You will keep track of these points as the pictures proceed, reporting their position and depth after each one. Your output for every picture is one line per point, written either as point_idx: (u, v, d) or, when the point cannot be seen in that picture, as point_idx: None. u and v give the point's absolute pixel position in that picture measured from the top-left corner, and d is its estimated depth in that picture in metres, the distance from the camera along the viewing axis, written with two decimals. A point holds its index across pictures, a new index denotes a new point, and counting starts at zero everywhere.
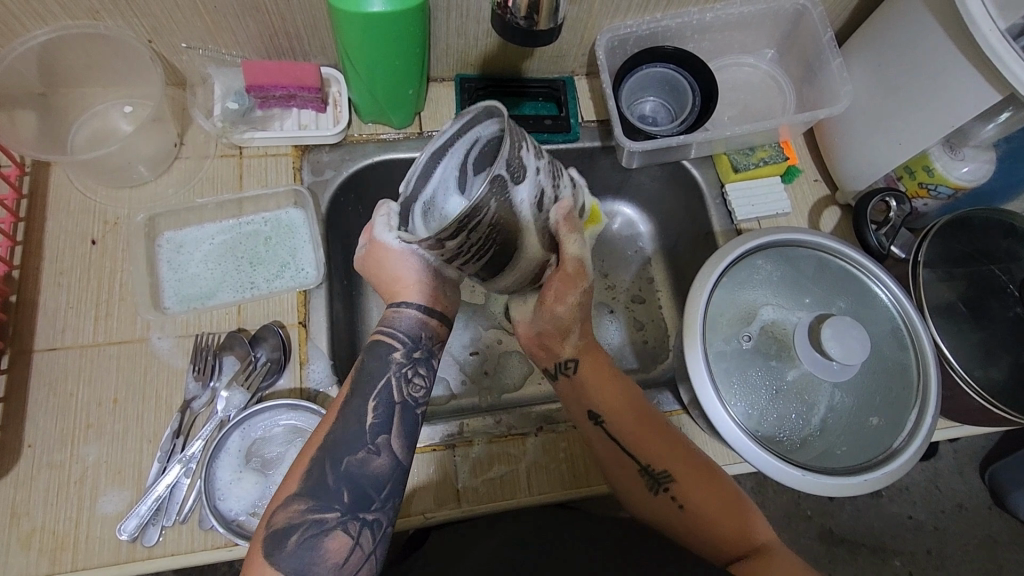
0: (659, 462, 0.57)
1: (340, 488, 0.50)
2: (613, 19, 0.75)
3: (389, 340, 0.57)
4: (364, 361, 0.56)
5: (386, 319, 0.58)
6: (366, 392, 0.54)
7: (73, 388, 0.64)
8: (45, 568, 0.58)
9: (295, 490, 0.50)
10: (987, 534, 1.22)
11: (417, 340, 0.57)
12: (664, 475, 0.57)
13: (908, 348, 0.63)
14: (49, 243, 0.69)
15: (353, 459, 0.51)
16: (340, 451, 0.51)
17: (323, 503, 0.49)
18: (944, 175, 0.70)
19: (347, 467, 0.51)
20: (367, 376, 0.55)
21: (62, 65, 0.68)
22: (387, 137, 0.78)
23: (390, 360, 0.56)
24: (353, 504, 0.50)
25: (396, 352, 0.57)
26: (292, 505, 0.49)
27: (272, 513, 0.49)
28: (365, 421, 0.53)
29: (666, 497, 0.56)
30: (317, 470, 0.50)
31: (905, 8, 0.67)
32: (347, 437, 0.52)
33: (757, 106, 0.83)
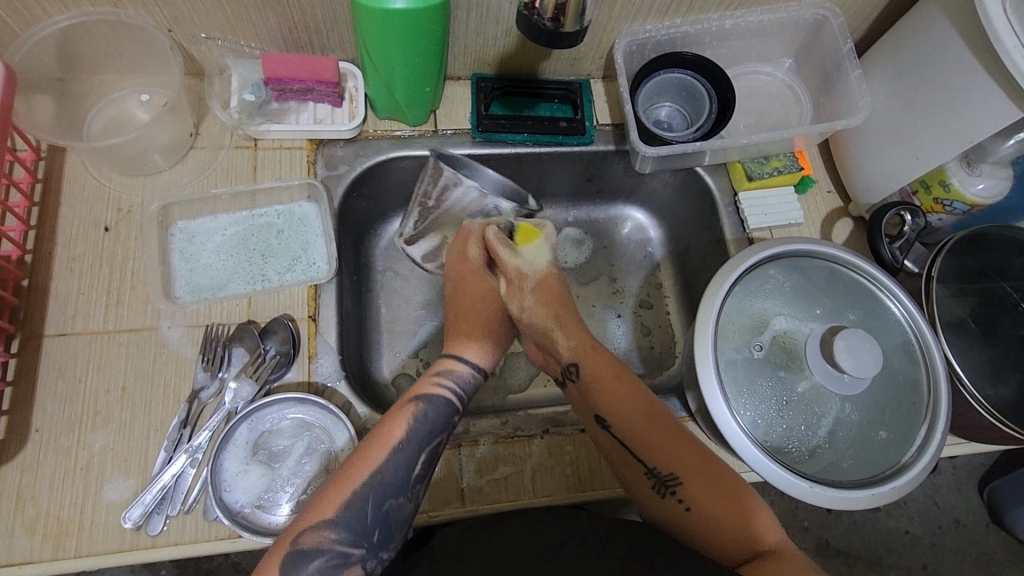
0: (665, 463, 0.58)
1: (372, 527, 0.50)
2: (633, 23, 0.75)
3: (444, 394, 0.58)
4: (421, 410, 0.56)
5: (442, 374, 0.60)
6: (420, 441, 0.54)
7: (82, 374, 0.64)
8: (49, 553, 0.58)
9: (329, 516, 0.48)
10: (983, 551, 1.22)
11: (467, 397, 0.61)
12: (670, 477, 0.57)
13: (918, 362, 0.63)
14: (62, 228, 0.69)
15: (393, 503, 0.51)
16: (385, 490, 0.51)
17: (352, 537, 0.49)
18: (960, 192, 0.70)
19: (386, 508, 0.51)
20: (424, 424, 0.55)
21: (81, 51, 0.68)
22: (402, 133, 0.78)
23: (448, 415, 0.57)
24: (379, 544, 0.50)
25: (453, 408, 0.58)
26: (323, 532, 0.48)
27: (297, 534, 0.48)
28: (414, 467, 0.53)
29: (671, 500, 0.56)
30: (358, 503, 0.49)
31: (928, 22, 0.66)
32: (394, 478, 0.52)
33: (773, 115, 0.82)
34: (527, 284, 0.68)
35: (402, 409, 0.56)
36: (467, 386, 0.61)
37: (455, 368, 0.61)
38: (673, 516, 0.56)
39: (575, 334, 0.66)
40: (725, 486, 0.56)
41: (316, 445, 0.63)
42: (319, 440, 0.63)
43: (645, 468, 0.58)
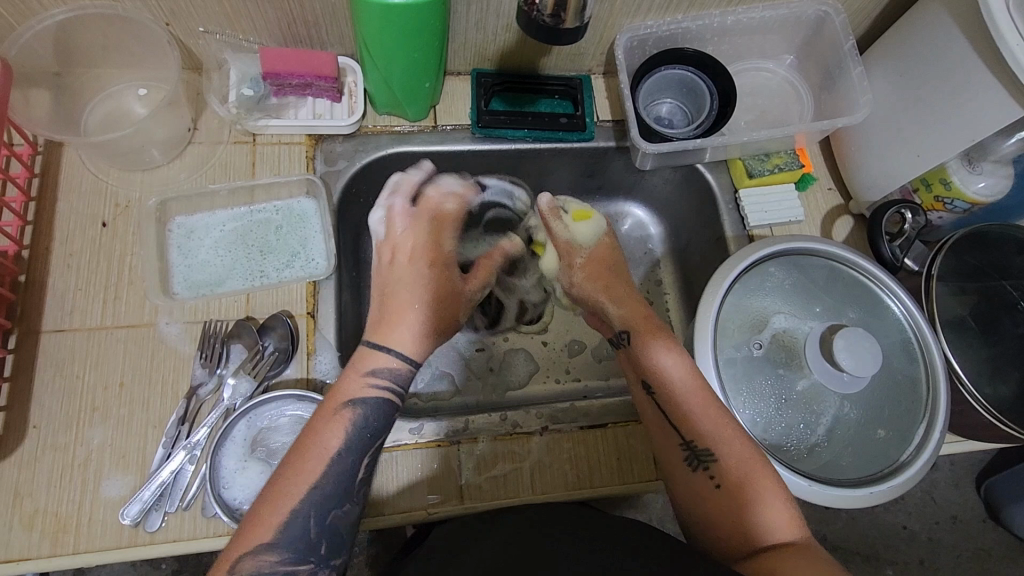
0: (704, 439, 0.57)
1: (319, 540, 0.49)
2: (634, 18, 0.74)
3: (377, 394, 0.55)
4: (359, 415, 0.54)
5: (369, 368, 0.56)
6: (357, 448, 0.53)
7: (79, 370, 0.64)
8: (47, 550, 0.58)
9: (267, 540, 0.47)
10: (980, 546, 1.22)
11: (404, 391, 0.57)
12: (705, 452, 0.56)
13: (917, 361, 0.63)
14: (59, 224, 0.69)
15: (338, 513, 0.50)
16: (327, 502, 0.50)
17: (297, 554, 0.48)
18: (960, 190, 0.69)
19: (331, 519, 0.50)
20: (360, 432, 0.53)
21: (78, 45, 0.68)
22: (401, 129, 0.78)
23: (386, 417, 0.55)
24: (328, 554, 0.49)
25: (391, 407, 0.55)
26: (262, 555, 0.47)
27: (235, 561, 0.46)
28: (357, 475, 0.52)
29: (702, 475, 0.56)
30: (298, 519, 0.48)
31: (930, 19, 0.66)
32: (334, 489, 0.50)
33: (774, 112, 0.82)
34: (577, 257, 0.72)
35: (336, 415, 0.53)
36: (405, 379, 0.57)
37: (384, 360, 0.56)
38: (700, 492, 0.56)
39: (626, 305, 0.68)
40: (753, 474, 0.54)
41: None
42: None
43: (681, 440, 0.58)
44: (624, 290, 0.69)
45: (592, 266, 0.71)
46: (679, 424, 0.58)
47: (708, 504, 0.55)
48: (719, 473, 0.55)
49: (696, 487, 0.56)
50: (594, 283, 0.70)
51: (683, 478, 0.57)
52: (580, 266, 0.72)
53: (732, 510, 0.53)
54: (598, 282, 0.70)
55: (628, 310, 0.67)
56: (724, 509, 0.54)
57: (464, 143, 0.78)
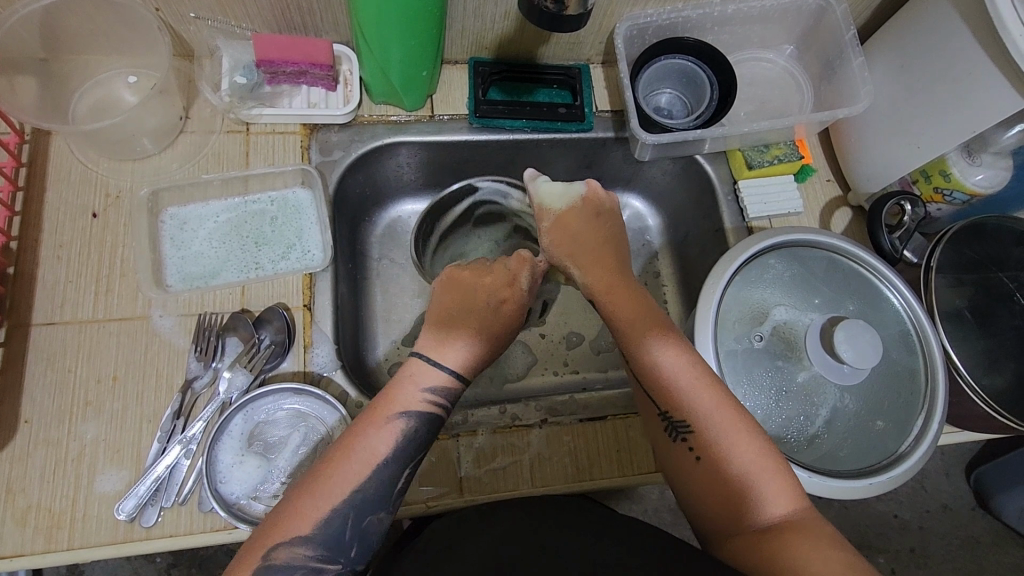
0: (682, 414, 0.55)
1: (351, 542, 0.49)
2: (634, 6, 0.73)
3: (426, 404, 0.54)
4: (409, 427, 0.53)
5: (424, 377, 0.55)
6: (401, 457, 0.52)
7: (71, 364, 0.62)
8: (41, 546, 0.57)
9: (306, 533, 0.47)
10: (969, 534, 1.24)
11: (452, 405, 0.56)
12: (682, 422, 0.55)
13: (916, 352, 0.63)
14: (49, 214, 0.67)
15: (373, 519, 0.50)
16: (365, 507, 0.49)
17: (330, 553, 0.47)
18: (960, 181, 0.69)
19: (366, 523, 0.49)
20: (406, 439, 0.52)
21: (64, 30, 0.66)
22: (397, 118, 0.76)
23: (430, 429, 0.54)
24: (356, 559, 0.49)
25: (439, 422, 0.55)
26: (297, 547, 0.46)
27: (271, 548, 0.46)
28: (396, 485, 0.51)
29: (681, 446, 0.55)
30: (337, 520, 0.48)
31: (933, 9, 0.65)
32: (374, 495, 0.50)
33: (773, 102, 0.82)
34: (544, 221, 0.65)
35: (383, 420, 0.53)
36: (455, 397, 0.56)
37: (439, 378, 0.55)
38: (680, 462, 0.55)
39: (591, 272, 0.63)
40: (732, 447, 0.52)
41: (314, 436, 0.62)
42: (316, 431, 0.62)
43: (659, 411, 0.57)
44: (593, 258, 0.63)
45: (558, 229, 0.64)
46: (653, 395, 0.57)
47: (696, 484, 0.54)
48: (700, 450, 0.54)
49: (677, 458, 0.55)
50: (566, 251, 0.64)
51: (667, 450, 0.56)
52: (550, 230, 0.65)
53: (719, 487, 0.52)
54: (594, 261, 0.63)
55: (595, 281, 0.63)
56: (711, 488, 0.53)
57: (462, 133, 0.77)
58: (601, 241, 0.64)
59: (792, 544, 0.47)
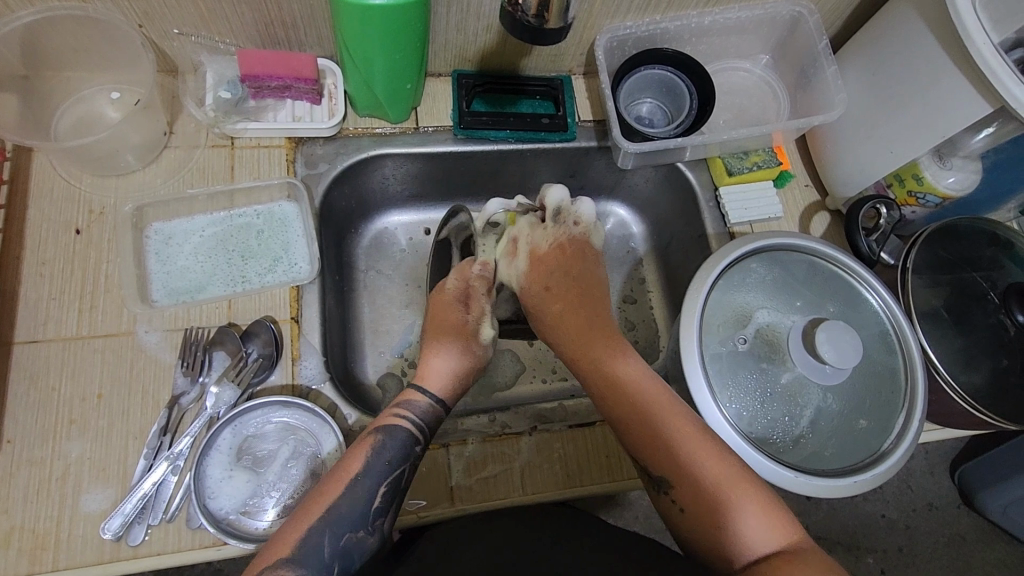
0: (654, 463, 0.58)
1: (331, 562, 0.51)
2: (613, 19, 0.75)
3: (407, 425, 0.58)
4: (378, 441, 0.57)
5: (411, 405, 0.60)
6: (377, 474, 0.55)
7: (55, 382, 0.62)
8: (24, 568, 0.56)
9: (285, 556, 0.49)
10: (955, 531, 1.26)
11: (429, 427, 0.60)
12: (661, 478, 0.58)
13: (895, 351, 0.65)
14: (31, 232, 0.67)
15: (350, 537, 0.52)
16: (341, 525, 0.52)
17: (313, 572, 0.49)
18: (932, 184, 0.71)
19: (344, 543, 0.52)
20: (383, 457, 0.56)
21: (48, 47, 0.66)
22: (382, 130, 0.77)
23: (408, 449, 0.57)
24: None
25: (414, 442, 0.58)
26: (281, 571, 0.48)
27: (258, 573, 0.48)
28: (371, 500, 0.54)
29: (667, 498, 0.58)
30: (315, 539, 0.51)
31: (900, 19, 0.68)
32: (350, 514, 0.53)
33: (751, 111, 0.84)
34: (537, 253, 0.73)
35: (366, 440, 0.57)
36: (432, 415, 0.61)
37: (415, 397, 0.61)
38: (669, 513, 0.58)
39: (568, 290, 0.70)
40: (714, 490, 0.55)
41: (303, 449, 0.62)
42: (306, 443, 0.62)
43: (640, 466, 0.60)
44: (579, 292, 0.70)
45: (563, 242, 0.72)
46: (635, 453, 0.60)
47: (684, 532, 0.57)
48: (677, 496, 0.57)
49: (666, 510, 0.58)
50: (538, 285, 0.71)
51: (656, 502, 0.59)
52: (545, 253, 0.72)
53: (702, 522, 0.55)
54: (565, 312, 0.69)
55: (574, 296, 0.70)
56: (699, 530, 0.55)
57: (446, 145, 0.78)
58: (584, 284, 0.71)
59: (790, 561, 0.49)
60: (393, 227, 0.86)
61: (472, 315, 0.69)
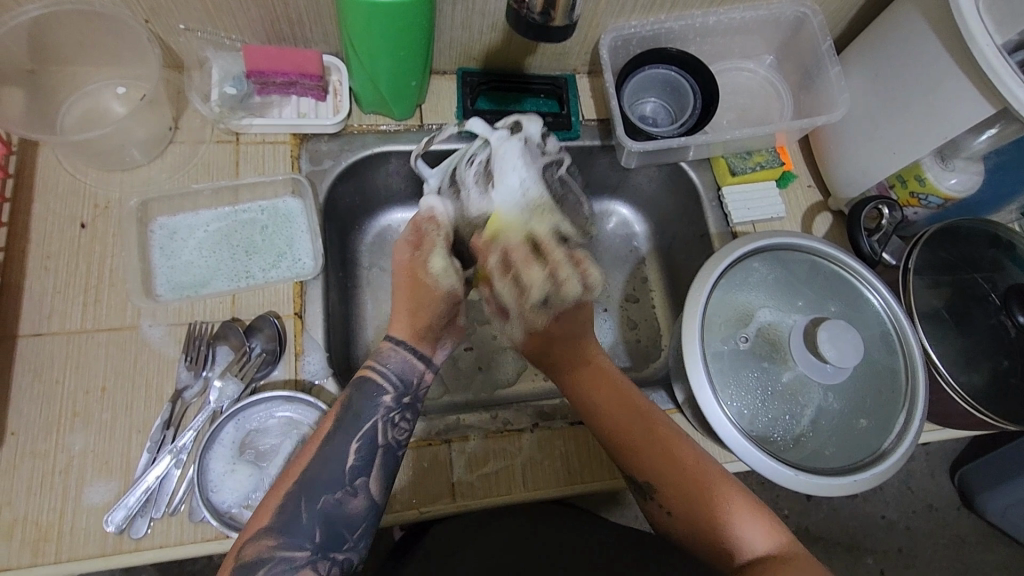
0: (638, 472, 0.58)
1: (313, 526, 0.51)
2: (618, 18, 0.75)
3: (377, 378, 0.58)
4: (348, 398, 0.57)
5: (381, 355, 0.59)
6: (351, 431, 0.55)
7: (59, 375, 0.62)
8: (27, 560, 0.56)
9: (266, 525, 0.50)
10: (955, 533, 1.26)
11: (406, 381, 0.59)
12: (646, 486, 0.58)
13: (896, 351, 0.65)
14: (36, 225, 0.67)
15: (329, 499, 0.52)
16: (316, 489, 0.52)
17: (295, 540, 0.50)
18: (934, 185, 0.71)
19: (322, 505, 0.51)
20: (354, 414, 0.56)
21: (55, 41, 0.66)
22: (387, 128, 0.77)
23: (379, 402, 0.57)
24: (325, 544, 0.51)
25: (385, 394, 0.57)
26: (262, 540, 0.49)
27: (242, 547, 0.49)
28: (347, 461, 0.53)
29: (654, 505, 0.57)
30: (291, 507, 0.51)
31: (904, 20, 0.68)
32: (327, 477, 0.52)
33: (754, 110, 0.84)
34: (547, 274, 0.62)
35: (339, 399, 0.57)
36: (409, 369, 0.59)
37: (386, 348, 0.60)
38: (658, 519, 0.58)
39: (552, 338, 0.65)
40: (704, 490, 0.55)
41: None
42: (308, 438, 0.63)
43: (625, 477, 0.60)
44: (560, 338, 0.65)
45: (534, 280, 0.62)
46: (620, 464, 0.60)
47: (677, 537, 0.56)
48: (665, 502, 0.57)
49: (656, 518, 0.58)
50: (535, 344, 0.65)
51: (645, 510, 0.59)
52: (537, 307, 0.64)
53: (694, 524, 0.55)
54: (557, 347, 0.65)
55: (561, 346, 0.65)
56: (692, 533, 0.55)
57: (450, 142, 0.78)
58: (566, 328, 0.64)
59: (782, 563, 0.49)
60: (397, 223, 0.86)
61: (423, 252, 0.63)
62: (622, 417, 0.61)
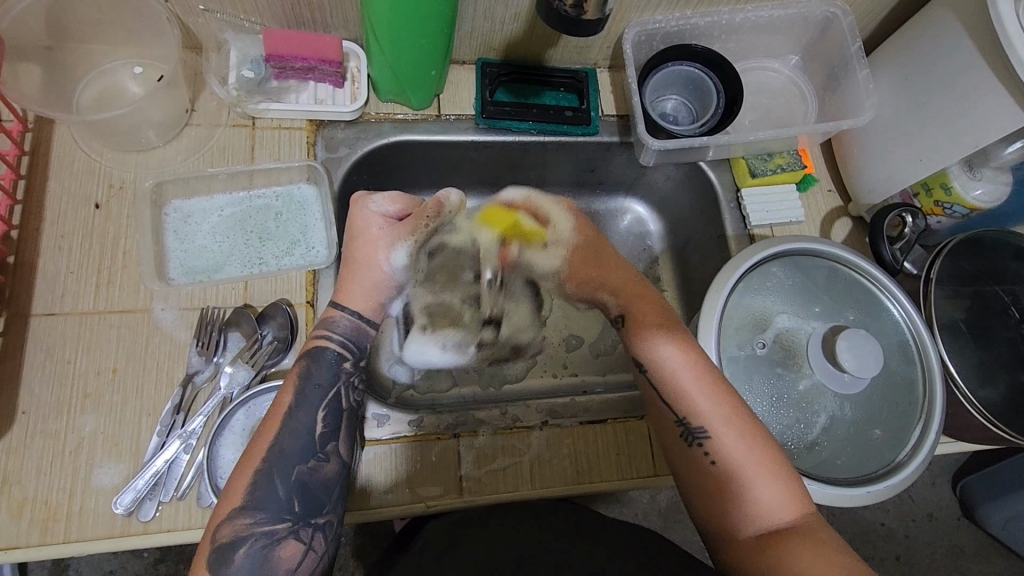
0: (694, 416, 0.57)
1: (290, 498, 0.51)
2: (643, 12, 0.74)
3: (331, 347, 0.57)
4: (304, 367, 0.56)
5: (329, 322, 0.58)
6: (314, 403, 0.55)
7: (71, 355, 0.62)
8: (36, 539, 0.56)
9: (239, 504, 0.50)
10: (954, 543, 1.26)
11: (361, 346, 0.59)
12: (700, 429, 0.57)
13: (914, 362, 0.64)
14: (51, 204, 0.67)
15: (303, 469, 0.52)
16: (290, 462, 0.52)
17: (271, 514, 0.50)
18: (960, 195, 0.70)
19: (298, 476, 0.52)
20: (315, 386, 0.55)
21: (73, 19, 0.65)
22: (404, 117, 0.76)
23: (339, 369, 0.57)
24: (305, 512, 0.51)
25: (343, 359, 0.58)
26: (238, 519, 0.49)
27: (217, 528, 0.49)
28: (316, 428, 0.54)
29: (699, 450, 0.56)
30: (267, 482, 0.51)
31: (939, 23, 0.66)
32: (296, 449, 0.52)
33: (778, 112, 0.82)
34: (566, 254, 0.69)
35: (293, 370, 0.56)
36: (357, 332, 0.59)
37: (335, 314, 0.59)
38: (697, 467, 0.56)
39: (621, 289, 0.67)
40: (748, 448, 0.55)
41: None
42: None
43: (675, 418, 0.58)
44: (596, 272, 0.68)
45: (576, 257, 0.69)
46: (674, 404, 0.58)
47: (705, 487, 0.56)
48: (712, 449, 0.56)
49: (692, 463, 0.57)
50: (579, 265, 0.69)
51: (681, 455, 0.58)
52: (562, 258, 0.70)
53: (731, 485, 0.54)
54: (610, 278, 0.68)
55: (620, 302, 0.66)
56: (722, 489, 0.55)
57: (468, 134, 0.77)
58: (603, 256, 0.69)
59: (797, 549, 0.50)
60: None
61: (387, 230, 0.60)
62: (684, 348, 0.60)
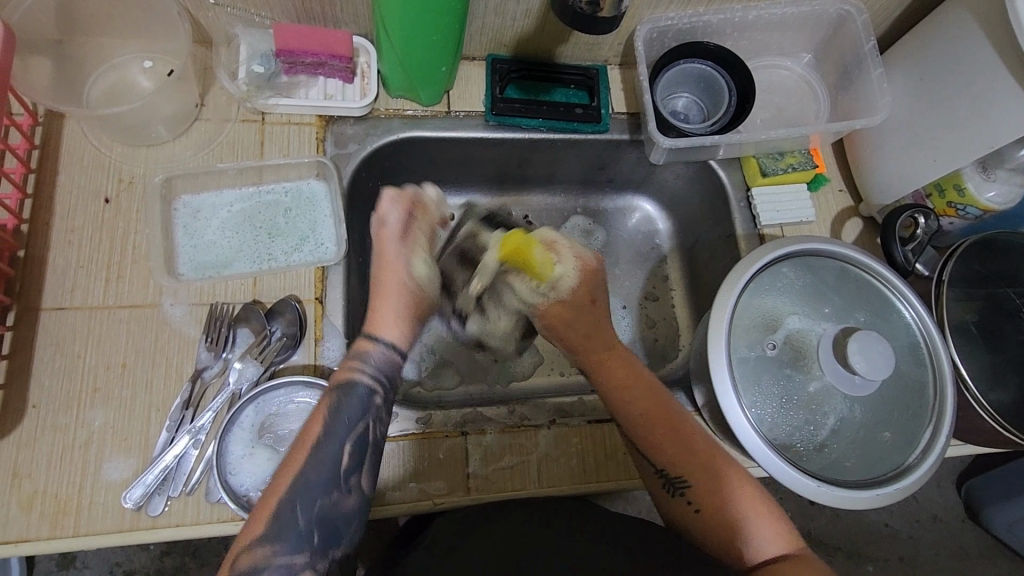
0: (671, 466, 0.57)
1: (309, 530, 0.49)
2: (656, 9, 0.73)
3: (364, 381, 0.54)
4: (336, 398, 0.53)
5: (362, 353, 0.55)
6: (341, 434, 0.52)
7: (80, 349, 0.62)
8: (46, 533, 0.56)
9: (260, 533, 0.48)
10: (958, 544, 1.25)
11: (393, 380, 0.56)
12: (680, 480, 0.57)
13: (925, 364, 0.64)
14: (61, 198, 0.67)
15: (324, 502, 0.50)
16: (310, 494, 0.50)
17: (292, 546, 0.48)
18: (974, 197, 0.70)
19: (320, 509, 0.50)
20: (341, 414, 0.53)
21: (84, 12, 0.65)
22: (413, 113, 0.76)
23: (370, 403, 0.54)
24: (324, 544, 0.49)
25: (375, 394, 0.54)
26: (258, 550, 0.47)
27: (235, 557, 0.47)
28: (339, 462, 0.51)
29: (682, 500, 0.56)
30: (287, 514, 0.49)
31: (955, 23, 0.66)
32: (318, 481, 0.50)
33: (790, 111, 0.82)
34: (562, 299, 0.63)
35: (322, 401, 0.53)
36: (390, 363, 0.56)
37: (368, 346, 0.55)
38: (683, 515, 0.57)
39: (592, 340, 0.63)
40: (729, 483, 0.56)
41: None
42: None
43: (654, 469, 0.58)
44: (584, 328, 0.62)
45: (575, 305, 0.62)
46: (652, 455, 0.58)
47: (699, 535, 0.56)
48: (695, 496, 0.56)
49: (676, 510, 0.57)
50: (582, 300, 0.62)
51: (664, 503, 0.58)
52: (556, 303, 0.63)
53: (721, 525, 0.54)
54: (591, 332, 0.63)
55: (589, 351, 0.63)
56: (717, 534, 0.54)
57: (477, 130, 0.77)
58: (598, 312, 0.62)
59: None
60: None
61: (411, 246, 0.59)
62: (650, 399, 0.60)
